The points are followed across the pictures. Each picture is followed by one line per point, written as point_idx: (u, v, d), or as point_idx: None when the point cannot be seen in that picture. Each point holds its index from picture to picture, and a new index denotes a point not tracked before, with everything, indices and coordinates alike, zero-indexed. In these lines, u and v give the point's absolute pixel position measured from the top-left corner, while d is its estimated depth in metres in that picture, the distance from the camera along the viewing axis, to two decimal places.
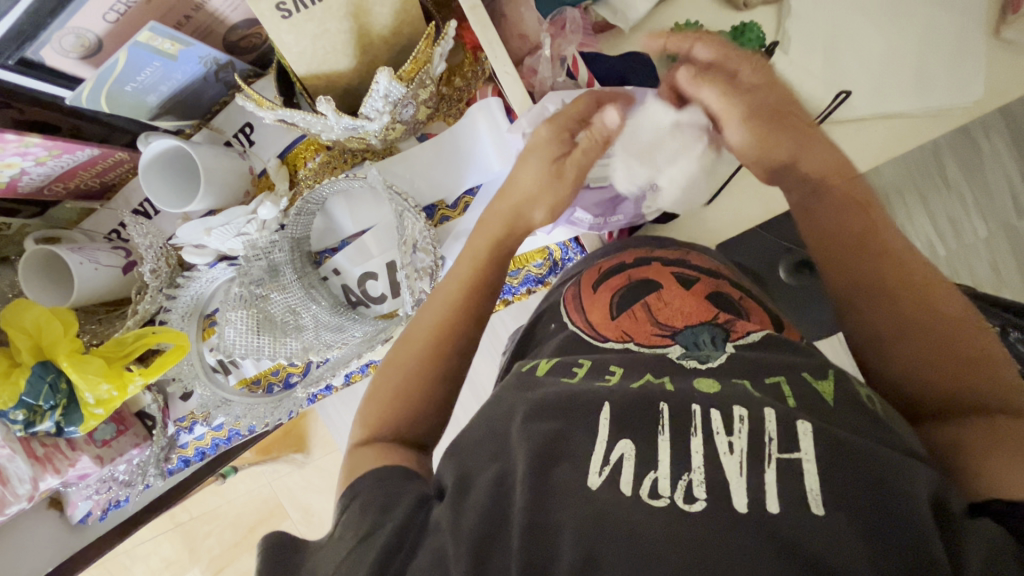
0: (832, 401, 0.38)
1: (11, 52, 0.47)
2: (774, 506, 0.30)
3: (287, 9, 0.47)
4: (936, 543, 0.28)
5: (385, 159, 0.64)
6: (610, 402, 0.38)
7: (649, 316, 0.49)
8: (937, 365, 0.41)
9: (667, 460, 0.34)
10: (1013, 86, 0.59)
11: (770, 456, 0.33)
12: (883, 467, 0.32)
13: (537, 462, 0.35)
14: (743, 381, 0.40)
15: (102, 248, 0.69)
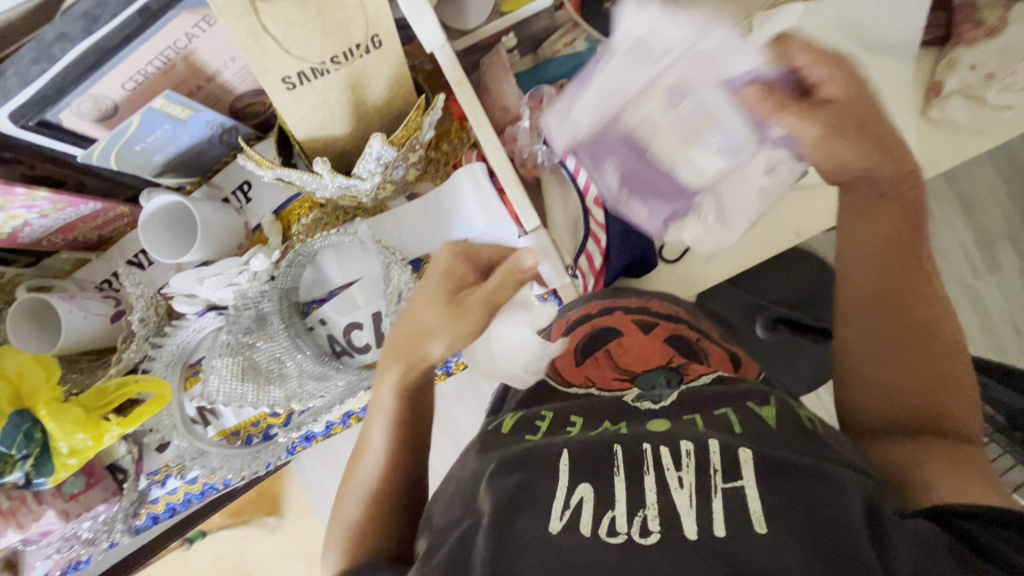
0: (774, 425, 0.44)
1: (31, 115, 0.51)
2: (720, 530, 0.35)
3: (292, 82, 0.51)
4: (865, 544, 0.33)
5: (375, 216, 0.68)
6: (569, 450, 0.44)
7: (609, 363, 0.66)
8: (906, 381, 0.50)
9: (623, 501, 0.39)
10: (943, 159, 0.66)
11: (716, 486, 0.38)
12: (820, 487, 0.37)
13: (499, 516, 0.38)
14: (693, 419, 0.47)
15: (93, 297, 0.70)
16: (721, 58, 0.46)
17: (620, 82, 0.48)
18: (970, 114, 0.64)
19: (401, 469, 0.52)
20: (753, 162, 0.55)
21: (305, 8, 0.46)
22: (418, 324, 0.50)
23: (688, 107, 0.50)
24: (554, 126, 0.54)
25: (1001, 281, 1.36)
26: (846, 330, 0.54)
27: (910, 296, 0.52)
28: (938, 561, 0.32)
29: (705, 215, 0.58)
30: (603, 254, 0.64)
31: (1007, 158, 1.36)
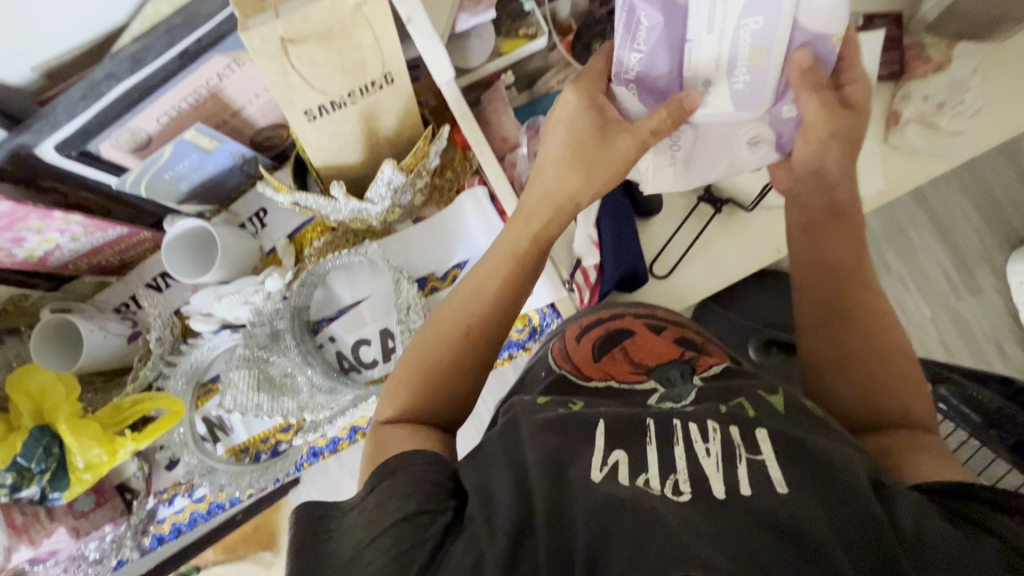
0: (782, 409, 0.46)
1: (76, 145, 0.56)
2: (746, 490, 0.36)
3: (312, 114, 0.57)
4: (870, 503, 0.36)
5: (384, 238, 0.73)
6: (604, 421, 0.43)
7: (626, 358, 0.56)
8: (873, 384, 0.52)
9: (655, 464, 0.39)
10: (908, 179, 0.72)
11: (741, 456, 0.39)
12: (829, 455, 0.39)
13: (551, 470, 0.39)
14: (710, 403, 0.46)
15: (112, 318, 0.74)
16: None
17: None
18: (928, 140, 0.70)
19: (464, 360, 0.55)
20: (742, 129, 0.56)
21: (328, 49, 0.52)
22: (569, 156, 0.54)
23: (755, 27, 0.49)
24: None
25: (983, 303, 1.41)
26: (807, 343, 0.57)
27: (866, 304, 0.56)
28: (932, 522, 0.35)
29: (676, 151, 0.58)
30: (597, 269, 0.70)
31: (977, 186, 1.44)
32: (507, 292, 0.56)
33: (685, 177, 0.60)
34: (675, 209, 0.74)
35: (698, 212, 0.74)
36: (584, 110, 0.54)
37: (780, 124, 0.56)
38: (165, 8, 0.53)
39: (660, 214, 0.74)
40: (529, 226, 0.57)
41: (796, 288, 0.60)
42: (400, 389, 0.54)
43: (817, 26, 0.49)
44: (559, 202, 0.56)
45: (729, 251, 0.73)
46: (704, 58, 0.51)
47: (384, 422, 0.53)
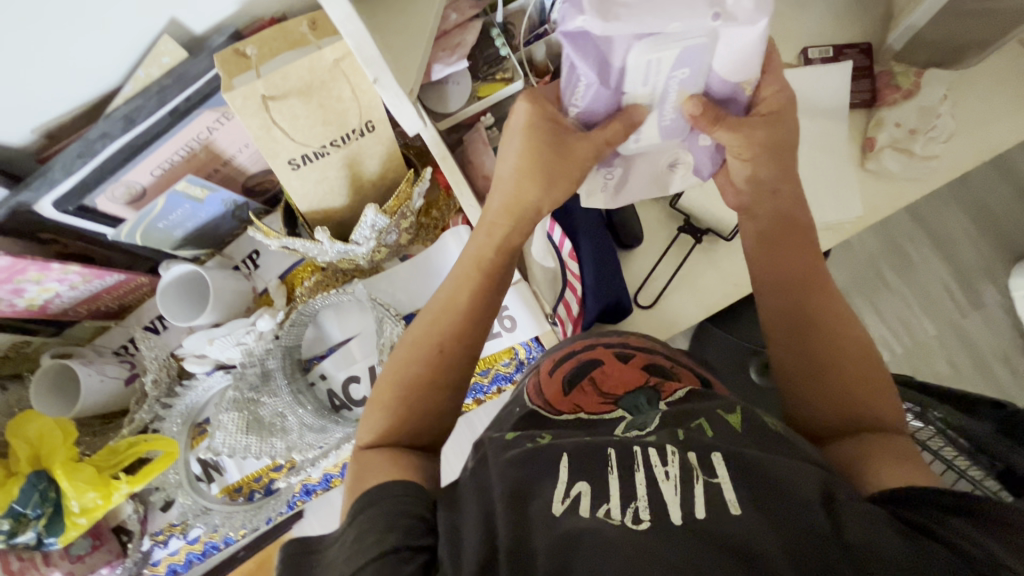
0: (740, 428, 0.47)
1: (73, 201, 0.59)
2: (700, 513, 0.37)
3: (297, 163, 0.59)
4: (818, 518, 0.37)
5: (371, 277, 0.75)
6: (567, 452, 0.43)
7: (596, 389, 0.57)
8: (842, 390, 0.53)
9: (617, 494, 0.40)
10: (887, 203, 0.73)
11: (697, 477, 0.40)
12: (782, 474, 0.40)
13: (513, 503, 0.40)
14: (673, 427, 0.47)
15: (110, 361, 0.76)
16: (728, 53, 0.50)
17: (655, 24, 0.47)
18: (902, 164, 0.71)
19: (437, 388, 0.55)
20: (664, 154, 0.63)
21: (309, 104, 0.55)
22: (530, 164, 0.56)
23: (682, 77, 0.52)
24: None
25: (987, 318, 1.40)
26: (776, 351, 0.58)
27: (831, 308, 0.58)
28: (881, 531, 0.36)
29: (611, 178, 0.65)
30: (580, 302, 0.69)
31: (972, 200, 1.43)
32: (476, 306, 0.57)
33: (618, 198, 0.67)
34: (657, 240, 0.76)
35: (679, 242, 0.75)
36: (538, 124, 0.55)
37: (700, 149, 0.62)
38: (156, 70, 0.56)
39: (643, 245, 0.76)
40: (491, 237, 0.59)
41: (762, 293, 0.61)
42: (376, 413, 0.54)
43: (733, 78, 0.53)
44: (520, 212, 0.58)
45: (710, 280, 0.74)
46: (638, 102, 0.54)
47: (363, 448, 0.53)
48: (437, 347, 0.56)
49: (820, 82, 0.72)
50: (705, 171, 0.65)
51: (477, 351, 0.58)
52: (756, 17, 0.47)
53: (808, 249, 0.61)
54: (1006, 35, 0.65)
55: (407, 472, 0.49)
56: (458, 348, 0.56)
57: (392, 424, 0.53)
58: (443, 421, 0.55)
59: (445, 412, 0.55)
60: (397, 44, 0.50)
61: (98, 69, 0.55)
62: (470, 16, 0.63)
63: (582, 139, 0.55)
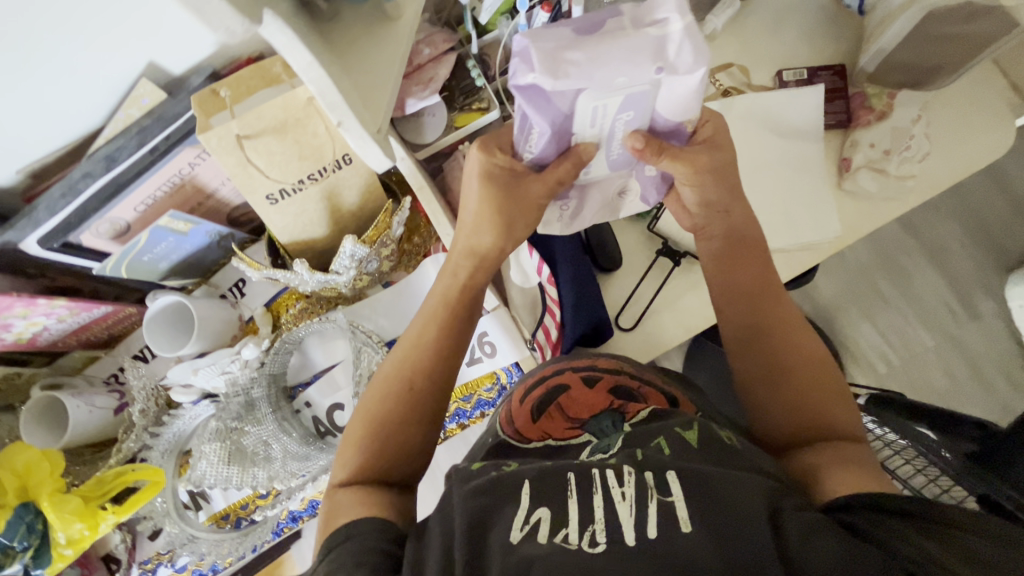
0: (696, 444, 0.49)
1: (58, 237, 0.60)
2: (651, 533, 0.39)
3: (274, 198, 0.61)
4: (762, 533, 0.39)
5: (353, 304, 0.76)
6: (529, 480, 0.45)
7: (563, 415, 0.60)
8: (800, 398, 0.58)
9: (575, 517, 0.41)
10: (865, 223, 0.73)
11: (652, 497, 0.42)
12: (729, 489, 0.42)
13: (471, 538, 0.41)
14: (633, 448, 0.49)
15: (99, 391, 0.77)
16: (672, 99, 0.51)
17: (599, 80, 0.47)
18: (879, 184, 0.71)
19: (409, 425, 0.57)
20: (616, 184, 0.65)
21: (283, 140, 0.56)
22: (487, 209, 0.59)
23: (628, 120, 0.53)
24: (531, 47, 0.47)
25: (984, 329, 1.39)
26: (739, 363, 0.63)
27: (787, 321, 0.63)
28: (821, 538, 0.39)
29: (565, 209, 0.66)
30: (558, 327, 0.71)
31: (965, 210, 1.43)
32: (443, 343, 0.61)
33: (573, 224, 0.68)
34: (636, 263, 0.76)
35: (658, 265, 0.76)
36: (492, 172, 0.58)
37: (647, 180, 0.64)
38: (136, 111, 0.57)
39: (622, 268, 0.76)
40: (455, 277, 0.64)
41: (722, 310, 0.66)
42: (349, 451, 0.56)
43: (678, 116, 0.54)
44: (479, 254, 0.63)
45: (690, 301, 0.75)
46: (588, 142, 0.56)
47: (337, 486, 0.54)
48: (408, 386, 0.58)
49: (795, 104, 0.72)
50: (651, 200, 0.67)
51: (448, 384, 0.60)
52: (696, 68, 0.47)
53: (764, 267, 0.66)
54: (975, 58, 0.66)
55: (381, 509, 0.50)
56: (428, 386, 0.58)
57: (365, 461, 0.54)
58: (417, 456, 0.57)
59: (417, 448, 0.57)
60: (366, 80, 0.49)
61: (80, 112, 0.57)
62: (444, 49, 0.65)
63: (529, 181, 0.58)
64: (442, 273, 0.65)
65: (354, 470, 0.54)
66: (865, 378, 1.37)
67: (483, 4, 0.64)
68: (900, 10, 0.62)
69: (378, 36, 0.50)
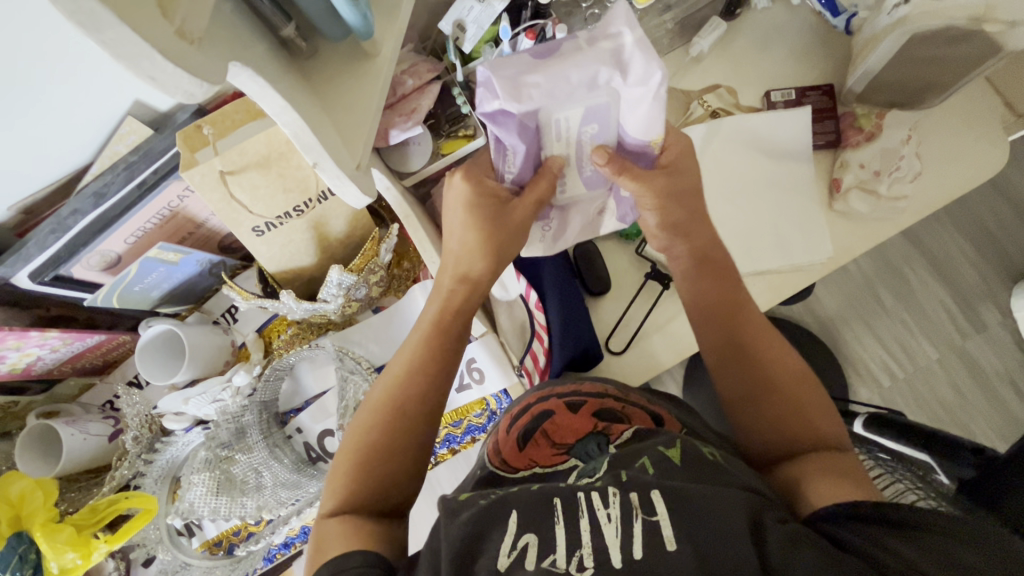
0: (679, 463, 0.48)
1: (49, 272, 0.61)
2: (638, 553, 0.38)
3: (260, 229, 0.61)
4: (744, 547, 0.38)
5: (343, 330, 0.76)
6: (518, 509, 0.44)
7: (548, 442, 0.60)
8: (785, 413, 0.57)
9: (562, 543, 0.41)
10: (857, 244, 0.72)
11: (637, 517, 0.41)
12: (709, 504, 0.41)
13: (458, 563, 0.40)
14: (618, 469, 0.49)
15: (94, 419, 0.78)
16: (632, 110, 0.53)
17: (558, 95, 0.51)
18: (871, 206, 0.70)
19: (399, 451, 0.55)
20: (592, 203, 0.66)
21: (267, 174, 0.57)
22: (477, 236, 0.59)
23: (592, 132, 0.56)
24: (494, 76, 0.50)
25: (990, 341, 1.36)
26: (719, 381, 0.61)
27: (761, 334, 0.61)
28: (801, 550, 0.38)
29: (547, 229, 0.67)
30: (546, 353, 0.70)
31: (968, 221, 1.41)
32: (433, 365, 0.59)
33: (555, 245, 0.69)
34: (626, 285, 0.76)
35: (647, 288, 0.76)
36: (478, 200, 0.59)
37: (623, 202, 0.65)
38: (122, 147, 0.59)
39: (612, 292, 0.76)
40: (447, 299, 0.61)
41: (696, 325, 0.64)
42: (338, 480, 0.54)
43: (644, 135, 0.55)
44: (468, 279, 0.61)
45: (681, 325, 0.74)
46: (558, 157, 0.58)
47: (326, 516, 0.52)
48: (392, 412, 0.56)
49: (783, 126, 0.72)
50: (628, 218, 0.68)
51: (438, 411, 0.58)
52: (650, 74, 0.49)
53: (732, 277, 0.65)
54: (964, 78, 0.65)
55: (371, 541, 0.48)
56: (416, 412, 0.57)
57: (353, 492, 0.52)
58: (410, 483, 0.55)
59: (409, 474, 0.55)
60: (346, 118, 0.50)
61: (69, 149, 0.58)
62: (428, 79, 0.65)
63: (516, 206, 0.60)
64: (432, 296, 0.63)
65: (340, 501, 0.52)
66: (869, 392, 1.35)
67: (466, 34, 0.64)
68: (884, 33, 0.61)
69: (358, 74, 0.50)
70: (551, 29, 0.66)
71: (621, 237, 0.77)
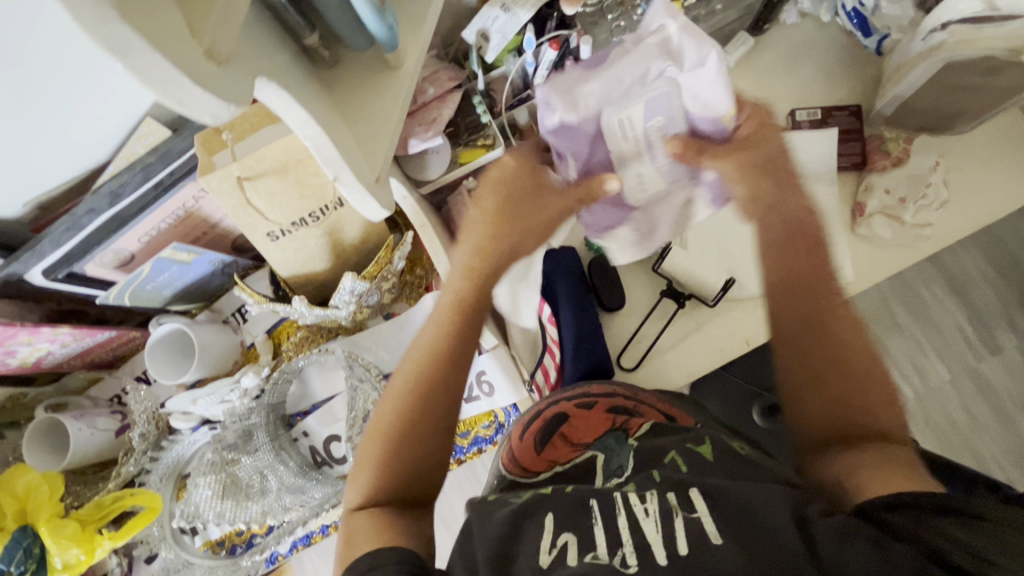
0: (711, 459, 0.54)
1: (63, 268, 0.61)
2: (682, 549, 0.41)
3: (275, 234, 0.61)
4: (790, 536, 0.40)
5: (353, 335, 0.76)
6: (555, 513, 0.47)
7: (566, 443, 0.61)
8: (849, 400, 0.52)
9: (603, 542, 0.43)
10: (882, 268, 0.70)
11: (677, 514, 0.44)
12: (747, 499, 0.44)
13: (497, 565, 0.42)
14: (654, 472, 0.52)
15: (102, 413, 0.78)
16: (693, 94, 0.58)
17: (614, 87, 0.59)
18: (894, 232, 0.69)
19: (420, 440, 0.54)
20: (675, 195, 0.66)
21: (285, 180, 0.56)
22: (498, 221, 0.58)
23: (659, 124, 0.60)
24: (549, 94, 0.59)
25: (1005, 364, 1.34)
26: (785, 353, 0.56)
27: (837, 313, 0.56)
28: (851, 544, 0.38)
29: (634, 231, 0.68)
30: (557, 368, 0.71)
31: (988, 241, 1.39)
32: (450, 347, 0.55)
33: (647, 246, 0.69)
34: (641, 301, 0.75)
35: (662, 305, 0.75)
36: (507, 186, 0.59)
37: (711, 186, 0.65)
38: (140, 148, 0.58)
39: (626, 307, 0.75)
40: (469, 277, 0.57)
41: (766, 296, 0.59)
42: (364, 470, 0.54)
43: (716, 109, 0.58)
44: (494, 253, 0.58)
45: (695, 343, 0.73)
46: (626, 155, 0.62)
47: (351, 509, 0.52)
48: (410, 402, 0.54)
49: (808, 146, 0.71)
50: (720, 201, 0.66)
51: (457, 395, 0.56)
52: (702, 58, 0.56)
53: (812, 247, 0.58)
54: (997, 107, 0.64)
55: (398, 537, 0.47)
56: (434, 402, 0.54)
57: (379, 484, 0.53)
58: (433, 471, 0.55)
59: (433, 463, 0.55)
60: (363, 131, 0.49)
61: (86, 148, 0.58)
62: (449, 88, 0.64)
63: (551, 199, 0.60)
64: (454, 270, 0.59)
65: (366, 496, 0.52)
66: None
67: (490, 43, 0.63)
68: (918, 59, 0.59)
69: (379, 87, 0.50)
70: (576, 41, 0.66)
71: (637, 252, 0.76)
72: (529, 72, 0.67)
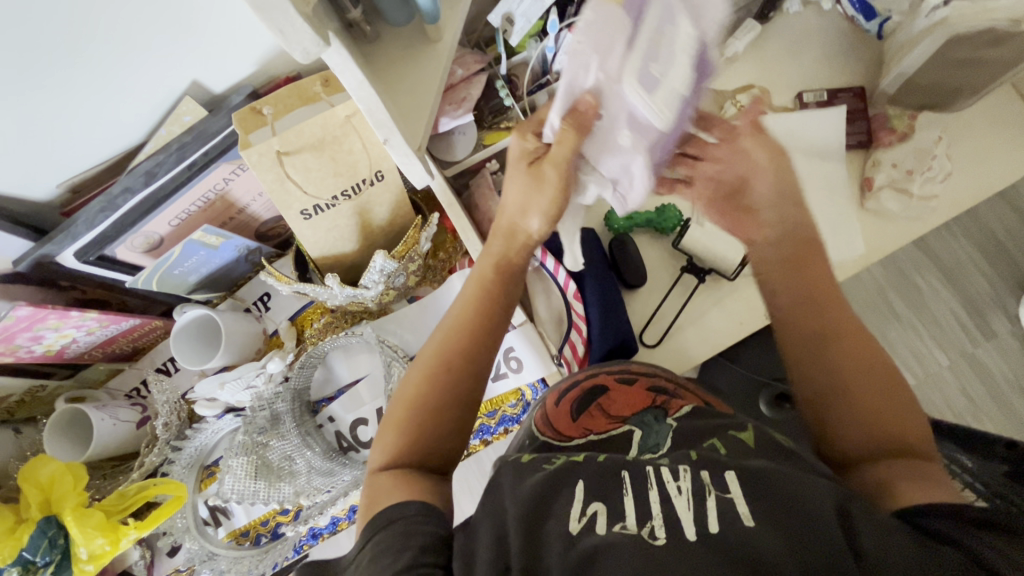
0: (753, 444, 0.51)
1: (96, 251, 0.61)
2: (712, 526, 0.38)
3: (309, 213, 0.62)
4: (831, 532, 0.37)
5: (379, 319, 0.77)
6: (583, 480, 0.45)
7: (603, 414, 0.61)
8: (879, 413, 0.51)
9: (632, 513, 0.40)
10: (890, 243, 0.73)
11: (710, 491, 0.42)
12: (794, 491, 0.41)
13: (527, 525, 0.40)
14: (688, 450, 0.50)
15: (122, 404, 0.76)
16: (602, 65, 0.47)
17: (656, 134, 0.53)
18: (902, 205, 0.72)
19: (450, 401, 0.53)
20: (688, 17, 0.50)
21: (321, 157, 0.57)
22: (531, 193, 0.57)
23: (653, 65, 0.48)
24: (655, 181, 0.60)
25: (1000, 349, 1.36)
26: (802, 366, 0.56)
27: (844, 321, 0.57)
28: (889, 545, 0.36)
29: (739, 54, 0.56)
30: (584, 343, 0.71)
31: (975, 227, 1.41)
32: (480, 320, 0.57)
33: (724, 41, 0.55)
34: (660, 279, 0.77)
35: (683, 281, 0.77)
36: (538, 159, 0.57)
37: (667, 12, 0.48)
38: (177, 128, 0.60)
39: (647, 285, 0.77)
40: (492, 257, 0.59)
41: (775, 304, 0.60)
42: (390, 430, 0.52)
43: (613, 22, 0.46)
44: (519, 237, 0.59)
45: (715, 316, 0.75)
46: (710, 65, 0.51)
47: (376, 470, 0.50)
48: (446, 356, 0.54)
49: (814, 125, 0.74)
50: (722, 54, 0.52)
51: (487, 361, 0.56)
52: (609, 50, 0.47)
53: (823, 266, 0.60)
54: (992, 82, 0.69)
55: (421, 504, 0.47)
56: (467, 369, 0.54)
57: (404, 438, 0.51)
58: (467, 435, 0.54)
59: (468, 430, 0.54)
60: (405, 100, 0.51)
61: (123, 126, 0.58)
62: (475, 70, 0.67)
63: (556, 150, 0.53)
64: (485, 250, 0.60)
65: (391, 453, 0.51)
66: None
67: (515, 27, 0.65)
68: (921, 36, 0.64)
69: (423, 57, 0.51)
70: None
71: (655, 232, 0.78)
72: (549, 57, 0.69)
